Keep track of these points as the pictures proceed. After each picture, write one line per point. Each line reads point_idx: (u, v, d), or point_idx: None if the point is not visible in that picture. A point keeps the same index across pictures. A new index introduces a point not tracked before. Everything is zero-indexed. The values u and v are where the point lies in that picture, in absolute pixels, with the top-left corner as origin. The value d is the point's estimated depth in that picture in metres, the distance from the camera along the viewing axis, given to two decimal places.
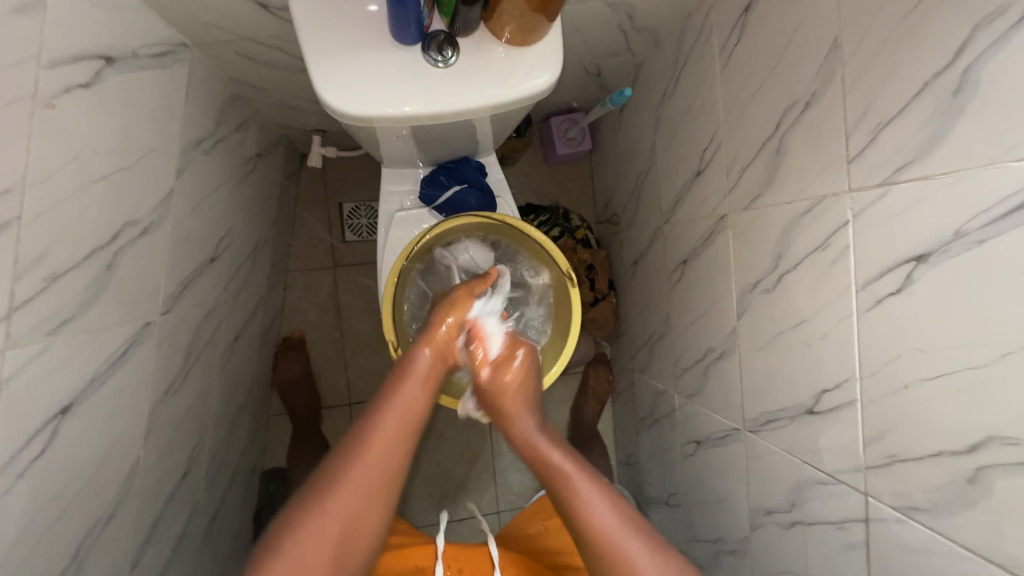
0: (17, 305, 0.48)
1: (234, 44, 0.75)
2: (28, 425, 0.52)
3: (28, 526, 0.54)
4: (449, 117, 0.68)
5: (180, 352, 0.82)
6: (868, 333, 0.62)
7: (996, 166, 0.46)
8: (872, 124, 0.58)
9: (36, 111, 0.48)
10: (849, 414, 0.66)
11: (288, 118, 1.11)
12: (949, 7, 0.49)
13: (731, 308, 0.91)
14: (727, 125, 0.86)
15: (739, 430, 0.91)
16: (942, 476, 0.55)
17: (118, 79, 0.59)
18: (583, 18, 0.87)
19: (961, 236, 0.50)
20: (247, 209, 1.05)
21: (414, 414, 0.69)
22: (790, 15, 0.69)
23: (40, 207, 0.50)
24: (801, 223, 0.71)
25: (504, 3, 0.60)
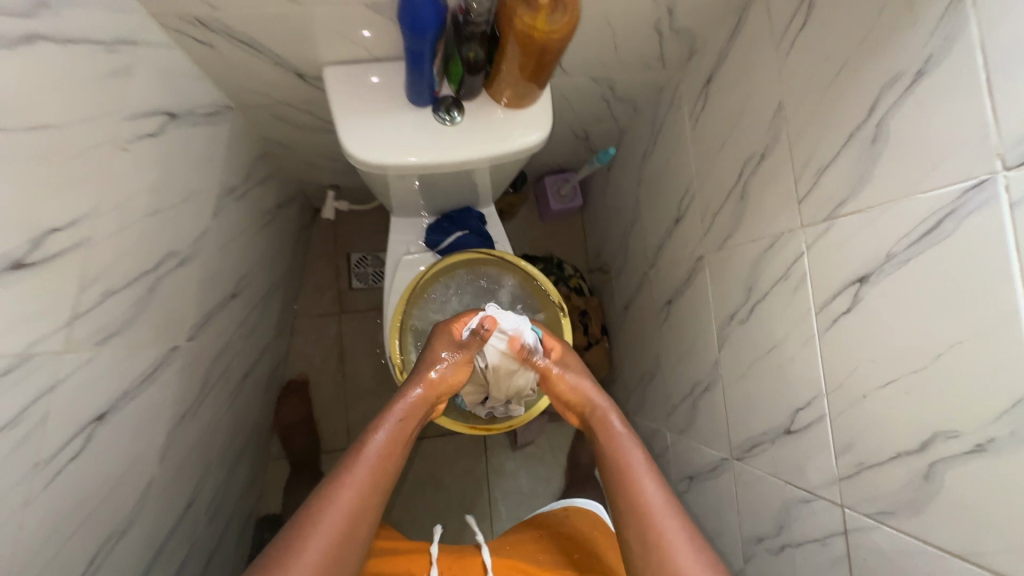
0: (78, 315, 0.55)
1: (271, 107, 0.87)
2: (70, 427, 0.57)
3: (53, 528, 0.57)
4: (455, 166, 0.79)
5: (199, 378, 0.87)
6: (831, 350, 0.69)
7: (910, 198, 0.56)
8: (815, 169, 0.69)
9: (116, 153, 0.57)
10: (821, 429, 0.72)
11: (307, 175, 1.23)
12: (859, 75, 0.61)
13: (714, 342, 0.97)
14: (699, 177, 0.97)
15: (728, 460, 0.95)
16: (902, 477, 0.60)
17: (179, 132, 0.69)
18: (571, 89, 1.01)
19: (891, 258, 0.59)
20: (265, 254, 1.14)
21: (394, 439, 0.65)
22: (743, 84, 0.81)
23: (108, 231, 0.58)
24: (766, 258, 0.80)
25: (501, 77, 0.72)
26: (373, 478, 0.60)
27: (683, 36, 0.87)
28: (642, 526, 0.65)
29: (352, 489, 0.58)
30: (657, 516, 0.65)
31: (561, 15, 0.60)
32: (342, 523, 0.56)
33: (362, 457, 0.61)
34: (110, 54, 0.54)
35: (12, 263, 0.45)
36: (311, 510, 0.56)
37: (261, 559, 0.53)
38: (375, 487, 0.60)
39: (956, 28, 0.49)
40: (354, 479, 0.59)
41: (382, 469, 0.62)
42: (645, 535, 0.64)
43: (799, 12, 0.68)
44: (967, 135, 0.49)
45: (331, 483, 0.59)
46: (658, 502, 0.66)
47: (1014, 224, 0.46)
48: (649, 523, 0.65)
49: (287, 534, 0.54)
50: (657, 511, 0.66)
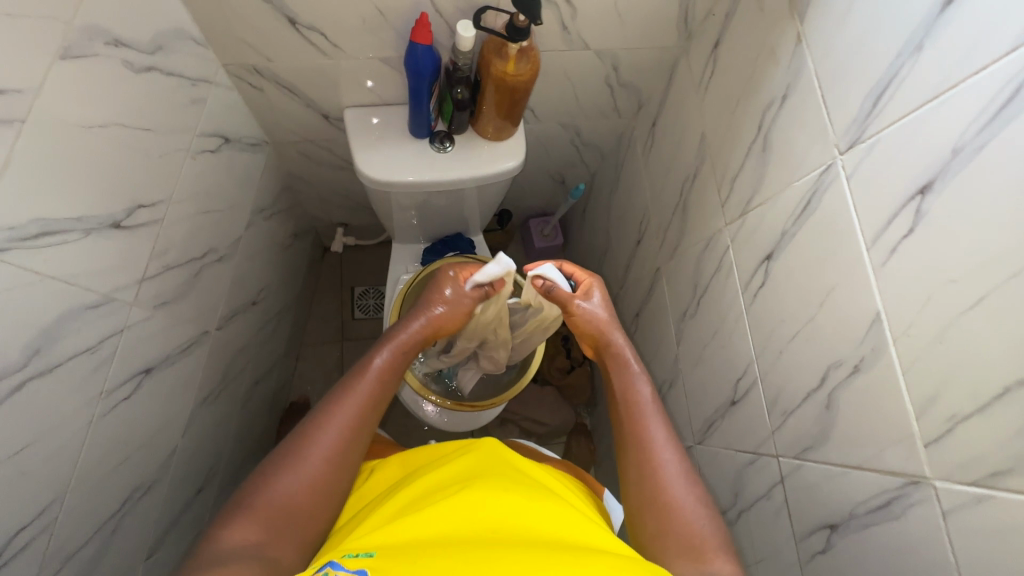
0: (146, 278, 0.70)
1: (299, 145, 1.07)
2: (127, 370, 0.69)
3: (102, 456, 0.67)
4: (447, 185, 0.97)
5: (220, 368, 1.00)
6: (755, 321, 0.83)
7: (791, 186, 0.73)
8: (730, 178, 0.87)
9: (187, 160, 0.75)
10: (756, 392, 0.84)
11: (321, 211, 1.42)
12: (750, 103, 0.80)
13: (674, 340, 1.11)
14: (653, 201, 1.16)
15: (691, 445, 1.05)
16: (813, 413, 0.72)
17: (228, 153, 0.88)
18: (544, 134, 1.23)
19: (784, 235, 0.75)
20: (280, 276, 1.30)
21: (390, 367, 0.75)
22: (677, 122, 1.02)
23: (175, 217, 0.74)
24: (705, 256, 0.96)
25: (483, 113, 0.92)
26: (366, 399, 0.69)
27: (630, 90, 1.10)
28: (637, 454, 0.71)
29: (349, 406, 0.67)
30: (652, 444, 0.72)
31: (525, 64, 0.81)
32: (340, 431, 0.65)
33: (359, 380, 0.71)
34: (192, 88, 0.74)
35: (112, 223, 0.61)
36: (314, 421, 0.65)
37: (273, 456, 0.63)
38: (371, 407, 0.69)
39: (801, 63, 0.69)
40: (351, 398, 0.68)
41: (376, 392, 0.71)
42: (641, 466, 0.70)
43: (709, 64, 0.90)
44: (816, 135, 0.68)
45: (331, 402, 0.68)
46: (661, 445, 0.71)
47: (850, 191, 0.63)
48: (644, 451, 0.71)
49: (294, 439, 0.64)
50: (654, 442, 0.72)
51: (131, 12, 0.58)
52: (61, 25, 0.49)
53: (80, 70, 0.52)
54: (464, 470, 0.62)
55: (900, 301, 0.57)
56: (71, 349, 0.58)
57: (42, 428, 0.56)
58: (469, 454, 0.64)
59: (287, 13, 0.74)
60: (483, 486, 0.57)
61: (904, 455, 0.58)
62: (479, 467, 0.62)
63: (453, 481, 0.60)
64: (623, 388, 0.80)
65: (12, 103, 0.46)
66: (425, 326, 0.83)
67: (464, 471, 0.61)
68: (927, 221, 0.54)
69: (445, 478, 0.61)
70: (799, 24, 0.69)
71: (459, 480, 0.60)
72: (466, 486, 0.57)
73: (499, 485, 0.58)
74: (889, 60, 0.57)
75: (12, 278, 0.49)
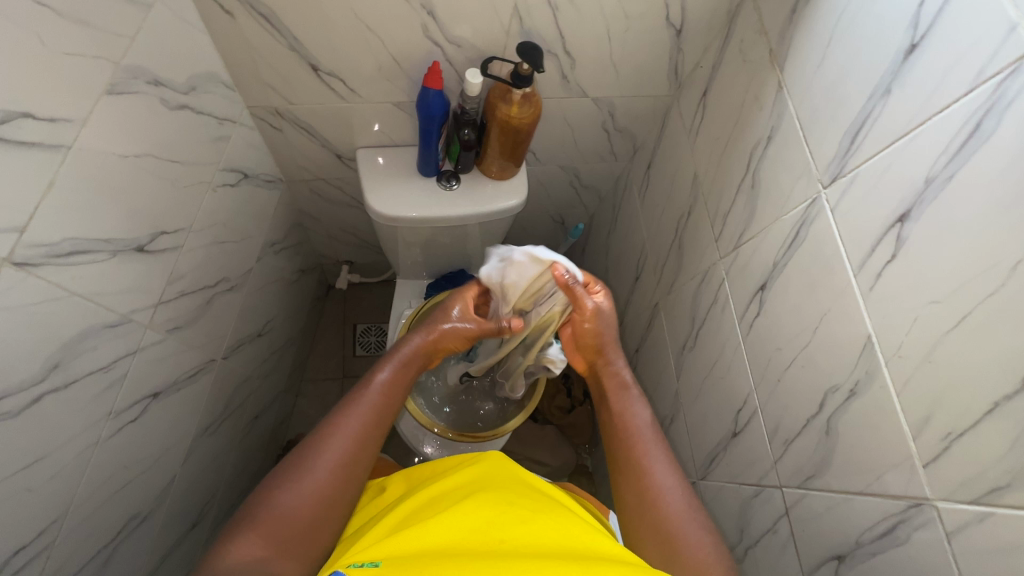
0: (161, 302, 0.72)
1: (312, 182, 1.13)
2: (137, 392, 0.70)
3: (105, 478, 0.67)
4: (453, 221, 1.01)
5: (223, 399, 1.00)
6: (753, 350, 0.85)
7: (780, 219, 0.77)
8: (722, 214, 0.92)
9: (208, 193, 0.79)
10: (757, 422, 0.85)
11: (327, 248, 1.46)
12: (738, 144, 0.86)
13: (674, 374, 1.12)
14: (649, 239, 1.20)
15: (695, 481, 1.04)
16: (814, 440, 0.72)
17: (245, 188, 0.92)
18: (545, 176, 1.29)
19: (776, 265, 0.78)
20: (285, 311, 1.32)
21: (395, 382, 0.76)
22: (671, 164, 1.08)
23: (193, 245, 0.77)
24: (702, 289, 0.99)
25: (488, 154, 0.97)
26: (370, 412, 0.70)
27: (626, 135, 1.16)
28: (635, 480, 0.71)
29: (353, 421, 0.69)
30: (649, 471, 0.71)
31: (528, 108, 0.88)
32: (344, 445, 0.66)
33: (364, 392, 0.72)
34: (218, 126, 0.79)
35: (137, 247, 0.64)
36: (318, 437, 0.66)
37: (276, 472, 0.63)
38: (376, 420, 0.70)
39: (783, 107, 0.75)
40: (356, 413, 0.70)
41: (380, 406, 0.72)
42: (642, 496, 0.70)
43: (698, 110, 0.97)
44: (801, 171, 0.72)
45: (335, 417, 0.69)
46: (661, 473, 0.71)
47: (835, 221, 0.67)
48: (642, 479, 0.71)
49: (297, 455, 0.64)
50: (653, 471, 0.71)
51: (170, 56, 0.64)
52: (110, 64, 0.55)
53: (122, 105, 0.57)
54: (472, 484, 0.62)
55: (889, 324, 0.59)
56: (87, 366, 0.60)
57: (53, 443, 0.57)
58: (471, 467, 0.66)
59: (310, 61, 0.81)
60: (486, 499, 0.59)
61: (905, 478, 0.59)
62: (482, 480, 0.63)
63: (456, 493, 0.61)
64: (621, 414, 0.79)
65: (61, 130, 0.50)
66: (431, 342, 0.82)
67: (467, 483, 0.63)
68: (908, 247, 0.57)
69: (449, 490, 0.62)
70: (780, 73, 0.76)
71: (462, 492, 0.61)
72: (469, 497, 0.58)
73: (502, 498, 0.59)
74: (861, 102, 0.63)
75: (42, 293, 0.51)
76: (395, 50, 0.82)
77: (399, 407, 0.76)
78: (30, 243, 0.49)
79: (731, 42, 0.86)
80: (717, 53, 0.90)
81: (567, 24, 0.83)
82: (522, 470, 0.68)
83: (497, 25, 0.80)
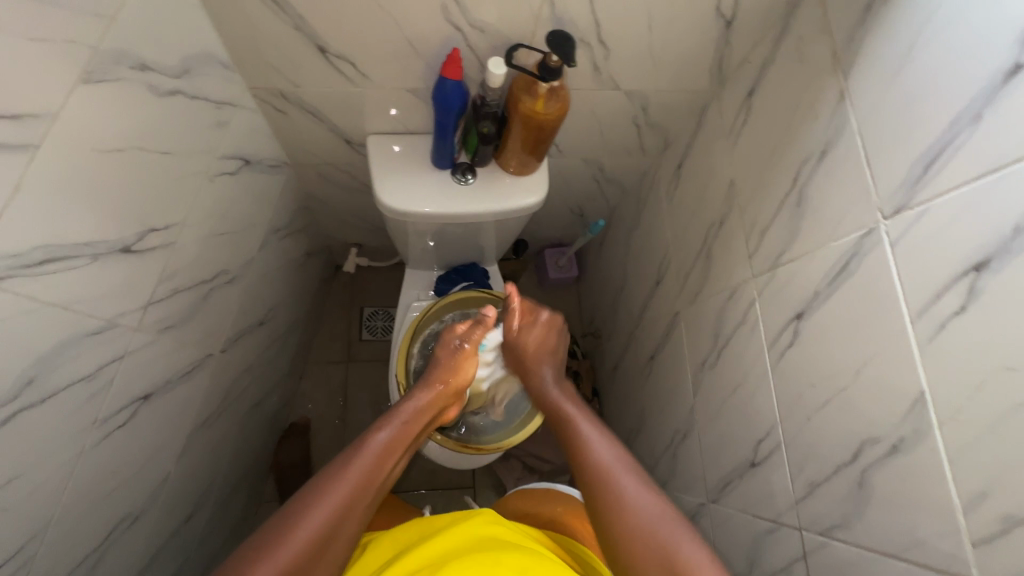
0: (152, 302, 0.68)
1: (319, 166, 1.06)
2: (125, 397, 0.67)
3: (91, 486, 0.64)
4: (466, 217, 0.94)
5: (222, 392, 0.97)
6: (781, 381, 0.79)
7: (826, 246, 0.70)
8: (758, 230, 0.84)
9: (205, 182, 0.74)
10: (779, 456, 0.79)
11: (336, 231, 1.40)
12: (785, 154, 0.78)
13: (690, 390, 1.07)
14: (674, 242, 1.13)
15: (704, 503, 1.00)
16: (844, 488, 0.67)
17: (247, 174, 0.87)
18: (567, 168, 1.21)
19: (817, 295, 0.71)
20: (290, 295, 1.28)
21: (394, 445, 0.71)
22: (704, 166, 1.00)
23: (188, 239, 0.72)
24: (729, 306, 0.93)
25: (508, 149, 0.89)
26: (364, 473, 0.65)
27: (657, 130, 1.08)
28: (600, 490, 0.69)
29: (347, 482, 0.63)
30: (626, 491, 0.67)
31: (555, 104, 0.79)
32: (333, 509, 0.60)
33: (358, 453, 0.67)
34: (216, 110, 0.73)
35: (122, 248, 0.59)
36: (305, 498, 0.61)
37: (252, 538, 0.57)
38: (371, 482, 0.65)
39: (843, 119, 0.67)
40: (352, 473, 0.64)
41: (375, 467, 0.66)
42: (631, 526, 0.64)
43: (741, 111, 0.88)
44: (857, 196, 0.65)
45: (327, 475, 0.64)
46: (640, 496, 0.67)
47: (894, 259, 0.59)
48: (626, 510, 0.66)
49: (279, 519, 0.59)
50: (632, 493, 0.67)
51: (160, 37, 0.57)
52: (86, 49, 0.48)
53: (101, 94, 0.51)
54: (453, 544, 0.59)
55: (950, 381, 0.53)
56: (67, 377, 0.55)
57: (29, 460, 0.53)
58: (457, 528, 0.62)
59: (318, 41, 0.73)
60: (472, 562, 0.55)
61: (949, 551, 0.53)
62: (467, 541, 0.60)
63: (438, 560, 0.57)
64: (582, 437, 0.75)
65: (28, 128, 0.44)
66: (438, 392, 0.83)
67: (452, 547, 0.59)
68: (984, 300, 0.50)
69: (432, 556, 0.58)
70: (843, 80, 0.67)
71: (444, 558, 0.57)
72: (448, 565, 0.55)
73: (489, 561, 0.55)
74: (941, 127, 0.54)
75: (12, 306, 0.46)
76: (412, 33, 0.74)
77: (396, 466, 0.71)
78: None
79: (787, 38, 0.77)
80: (769, 49, 0.80)
81: (605, 11, 0.74)
82: (511, 532, 0.64)
83: (526, 9, 0.72)
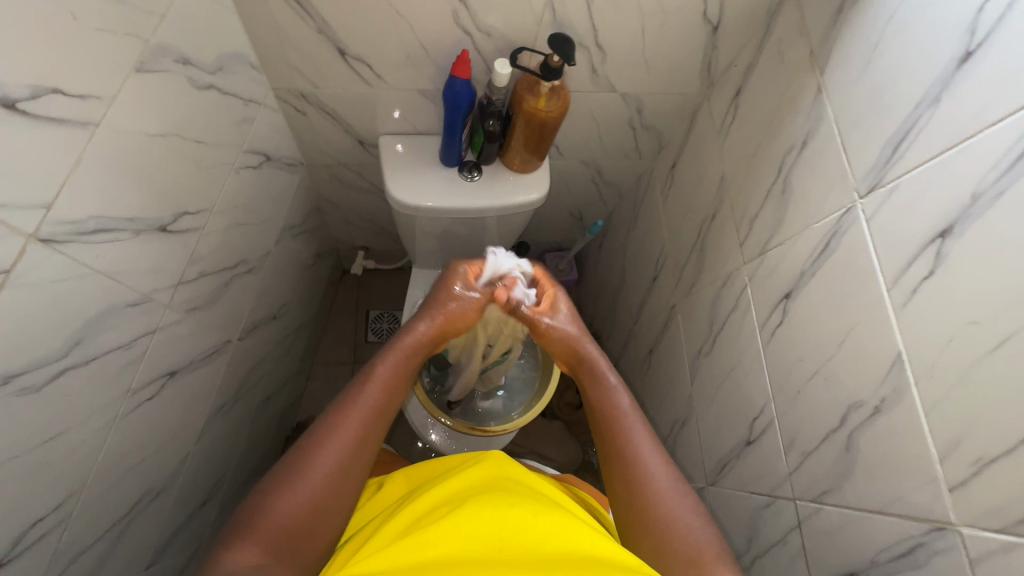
0: (181, 282, 0.72)
1: (332, 167, 1.12)
2: (155, 371, 0.71)
3: (121, 455, 0.68)
4: (472, 212, 0.99)
5: (237, 380, 1.01)
6: (772, 359, 0.83)
7: (810, 228, 0.75)
8: (747, 219, 0.90)
9: (231, 174, 0.79)
10: (772, 432, 0.83)
11: (344, 234, 1.45)
12: (770, 146, 0.84)
13: (688, 378, 1.11)
14: (669, 238, 1.18)
15: (704, 486, 1.03)
16: (833, 454, 0.71)
17: (267, 170, 0.92)
18: (566, 171, 1.27)
19: (803, 274, 0.76)
20: (301, 294, 1.33)
21: (395, 381, 0.74)
22: (696, 164, 1.06)
23: (214, 226, 0.77)
24: (722, 293, 0.98)
25: (512, 147, 0.95)
26: (367, 412, 0.69)
27: (652, 132, 1.14)
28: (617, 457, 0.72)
29: (353, 421, 0.67)
30: (640, 458, 0.71)
31: (555, 102, 0.86)
32: (343, 447, 0.65)
33: (359, 392, 0.70)
34: (243, 107, 0.79)
35: (158, 227, 0.64)
36: (315, 437, 0.65)
37: (267, 481, 0.62)
38: (376, 416, 0.70)
39: (821, 111, 0.73)
40: (356, 413, 0.68)
41: (378, 403, 0.70)
42: (638, 497, 0.68)
43: (729, 111, 0.94)
44: (836, 180, 0.70)
45: (335, 416, 0.67)
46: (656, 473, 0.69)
47: (869, 233, 0.64)
48: (638, 482, 0.69)
49: (295, 456, 0.63)
50: (647, 468, 0.70)
51: (198, 36, 0.63)
52: (139, 41, 0.54)
53: (149, 83, 0.57)
54: (468, 482, 0.64)
55: (923, 340, 0.57)
56: (107, 343, 0.60)
57: (71, 419, 0.57)
58: (472, 470, 0.66)
59: (337, 44, 0.80)
60: (487, 502, 0.59)
61: (929, 500, 0.57)
62: (482, 482, 0.64)
63: (455, 498, 0.61)
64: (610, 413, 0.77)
65: (90, 107, 0.49)
66: (439, 325, 0.82)
67: (469, 488, 0.63)
68: (949, 263, 0.55)
69: (448, 494, 0.62)
70: (819, 76, 0.73)
71: (461, 496, 0.61)
72: (465, 502, 0.58)
73: (504, 501, 0.59)
74: (906, 111, 0.60)
75: (67, 269, 0.51)
76: (424, 37, 0.80)
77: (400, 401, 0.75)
78: (56, 219, 0.48)
79: (768, 42, 0.84)
80: (753, 52, 0.87)
81: (601, 16, 0.81)
82: (524, 475, 0.68)
83: (529, 15, 0.78)
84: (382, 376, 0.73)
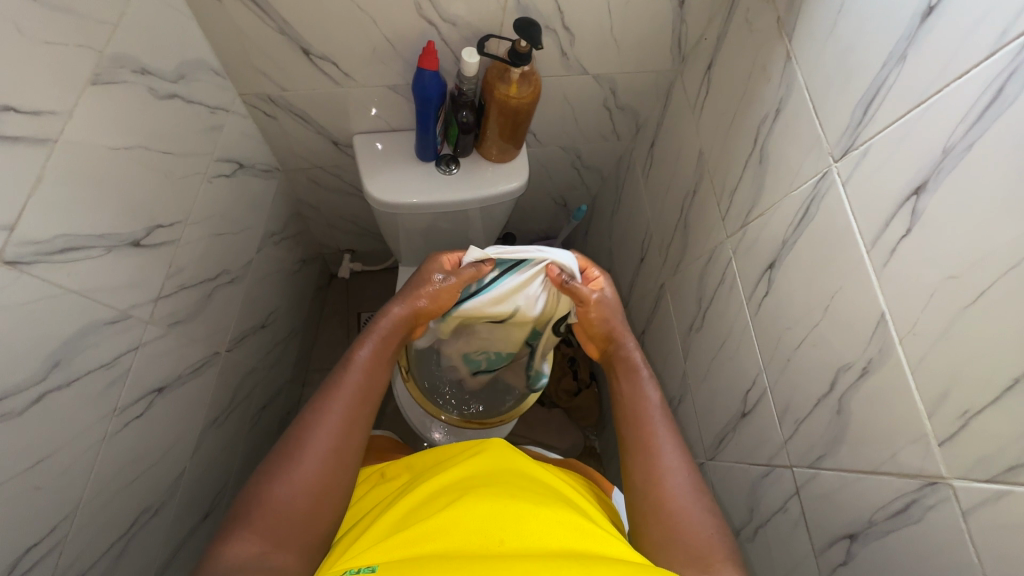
0: (161, 297, 0.71)
1: (308, 170, 1.10)
2: (141, 388, 0.70)
3: (113, 475, 0.67)
4: (452, 205, 0.98)
5: (230, 391, 1.00)
6: (762, 330, 0.83)
7: (789, 196, 0.75)
8: (728, 192, 0.90)
9: (203, 184, 0.78)
10: (766, 401, 0.84)
11: (328, 237, 1.44)
12: (745, 117, 0.83)
13: (681, 355, 1.11)
14: (653, 217, 1.18)
15: (703, 462, 1.03)
16: (826, 417, 0.71)
17: (241, 177, 0.91)
18: (547, 158, 1.26)
19: (784, 243, 0.77)
20: (288, 302, 1.32)
21: (378, 359, 0.74)
22: (674, 141, 1.06)
23: (192, 236, 0.77)
24: (708, 268, 0.98)
25: (487, 137, 0.95)
26: (354, 393, 0.69)
27: (628, 112, 1.13)
28: (636, 453, 0.72)
29: (342, 402, 0.68)
30: (658, 453, 0.70)
31: (527, 87, 0.85)
32: (333, 430, 0.65)
33: (345, 375, 0.70)
34: (210, 115, 0.78)
35: (132, 242, 0.63)
36: (303, 425, 0.65)
37: (261, 471, 0.62)
38: (361, 398, 0.69)
39: (791, 78, 0.73)
40: (342, 396, 0.68)
41: (365, 383, 0.71)
42: (648, 488, 0.68)
43: (703, 84, 0.94)
44: (811, 145, 0.70)
45: (323, 402, 0.67)
46: (672, 466, 0.69)
47: (846, 195, 0.64)
48: (650, 472, 0.69)
49: (288, 443, 0.64)
50: (664, 459, 0.70)
51: (156, 44, 0.62)
52: (94, 53, 0.53)
53: (108, 95, 0.56)
54: (468, 473, 0.64)
55: (904, 298, 0.58)
56: (89, 363, 0.59)
57: (57, 441, 0.57)
58: (472, 463, 0.66)
59: (301, 44, 0.79)
60: (488, 494, 0.59)
61: (920, 456, 0.58)
62: (481, 472, 0.64)
63: (455, 488, 0.62)
64: (639, 407, 0.76)
65: (47, 123, 0.49)
66: (411, 310, 0.81)
67: (467, 479, 0.63)
68: (923, 221, 0.55)
69: (449, 486, 0.63)
70: (788, 42, 0.73)
71: (460, 488, 0.62)
72: (466, 495, 0.59)
73: (503, 493, 0.59)
74: (874, 70, 0.60)
75: (37, 291, 0.50)
76: (389, 32, 0.79)
77: (387, 381, 0.75)
78: (21, 239, 0.48)
79: (735, 13, 0.83)
80: (722, 24, 0.86)
81: None
82: (524, 462, 0.68)
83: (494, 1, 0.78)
84: (364, 358, 0.73)
